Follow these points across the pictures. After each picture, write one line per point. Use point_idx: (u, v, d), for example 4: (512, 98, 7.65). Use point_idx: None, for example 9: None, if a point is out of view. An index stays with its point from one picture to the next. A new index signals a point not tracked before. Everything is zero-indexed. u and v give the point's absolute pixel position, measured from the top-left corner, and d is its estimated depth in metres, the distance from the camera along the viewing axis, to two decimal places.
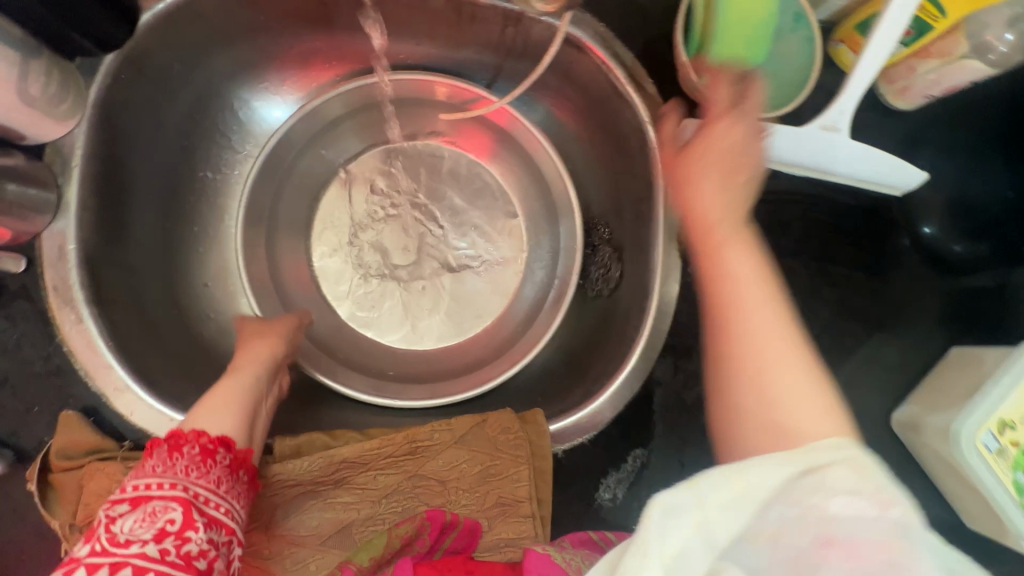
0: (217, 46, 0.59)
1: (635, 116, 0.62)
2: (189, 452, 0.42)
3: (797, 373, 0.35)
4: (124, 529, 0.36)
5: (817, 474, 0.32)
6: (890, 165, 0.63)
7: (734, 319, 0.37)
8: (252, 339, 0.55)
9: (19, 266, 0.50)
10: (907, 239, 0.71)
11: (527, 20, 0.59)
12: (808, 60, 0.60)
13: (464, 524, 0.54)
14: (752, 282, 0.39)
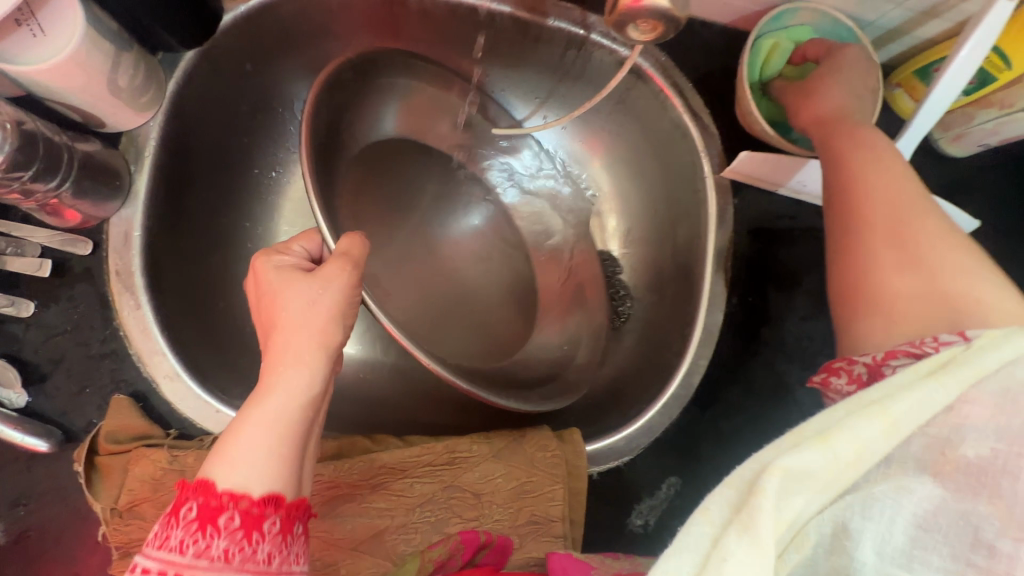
0: (289, 51, 0.60)
1: (690, 145, 0.63)
2: (226, 526, 0.32)
3: (945, 243, 0.39)
4: None
5: (972, 379, 0.31)
6: (940, 209, 0.64)
7: (863, 198, 0.42)
8: (282, 321, 0.40)
9: (85, 249, 0.51)
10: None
11: (589, 44, 0.62)
12: None
13: (497, 541, 0.53)
14: (872, 162, 0.44)
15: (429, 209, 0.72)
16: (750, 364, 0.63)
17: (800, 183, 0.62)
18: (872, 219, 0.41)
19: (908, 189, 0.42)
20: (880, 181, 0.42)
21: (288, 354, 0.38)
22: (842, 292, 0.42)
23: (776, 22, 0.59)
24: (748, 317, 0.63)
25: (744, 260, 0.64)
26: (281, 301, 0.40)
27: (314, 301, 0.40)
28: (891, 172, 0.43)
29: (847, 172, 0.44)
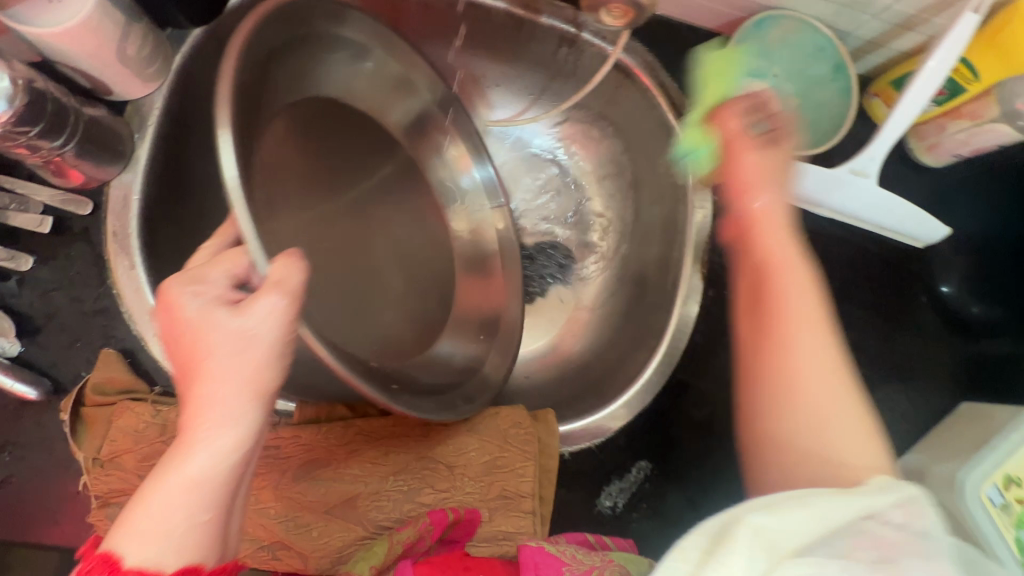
0: None
1: (673, 143, 0.66)
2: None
3: (840, 403, 0.37)
4: None
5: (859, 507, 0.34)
6: (911, 217, 0.66)
7: (776, 360, 0.38)
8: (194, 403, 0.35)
9: (85, 210, 0.53)
10: (926, 296, 0.73)
11: (581, 42, 0.65)
12: (842, 111, 0.65)
13: (464, 516, 0.54)
14: (800, 307, 0.39)
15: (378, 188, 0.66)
16: (723, 357, 0.65)
17: None
18: (792, 349, 0.38)
19: (818, 337, 0.38)
20: (812, 307, 0.39)
21: (209, 411, 0.34)
22: (748, 422, 0.40)
23: (759, 27, 0.63)
24: (722, 309, 0.65)
25: (722, 256, 0.66)
26: (211, 338, 0.35)
27: (261, 323, 0.36)
28: (815, 321, 0.39)
29: (767, 319, 0.39)
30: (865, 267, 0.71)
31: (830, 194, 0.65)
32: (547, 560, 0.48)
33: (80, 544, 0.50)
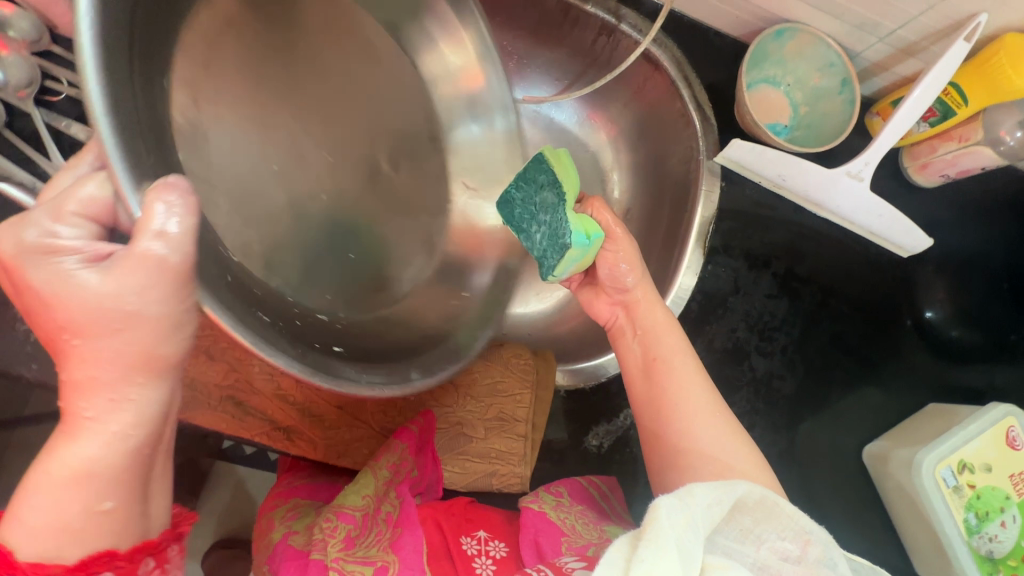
0: None
1: (690, 133, 0.74)
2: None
3: (713, 435, 0.51)
4: None
5: (761, 526, 0.40)
6: (898, 225, 0.71)
7: (666, 395, 0.54)
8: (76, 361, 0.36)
9: None
10: (910, 321, 0.77)
11: (619, 33, 0.73)
12: (845, 120, 0.72)
13: (424, 419, 0.60)
14: (675, 359, 0.56)
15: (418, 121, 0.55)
16: (713, 327, 0.71)
17: (780, 177, 0.71)
18: (675, 392, 0.54)
19: (690, 383, 0.55)
20: (686, 362, 0.56)
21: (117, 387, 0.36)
22: (659, 454, 0.53)
23: (777, 37, 0.71)
24: (718, 285, 0.72)
25: (722, 237, 0.73)
26: (91, 306, 0.35)
27: (144, 294, 0.35)
28: (689, 370, 0.56)
29: (659, 375, 0.56)
30: (856, 268, 0.75)
31: (825, 194, 0.71)
32: (545, 528, 0.51)
33: None
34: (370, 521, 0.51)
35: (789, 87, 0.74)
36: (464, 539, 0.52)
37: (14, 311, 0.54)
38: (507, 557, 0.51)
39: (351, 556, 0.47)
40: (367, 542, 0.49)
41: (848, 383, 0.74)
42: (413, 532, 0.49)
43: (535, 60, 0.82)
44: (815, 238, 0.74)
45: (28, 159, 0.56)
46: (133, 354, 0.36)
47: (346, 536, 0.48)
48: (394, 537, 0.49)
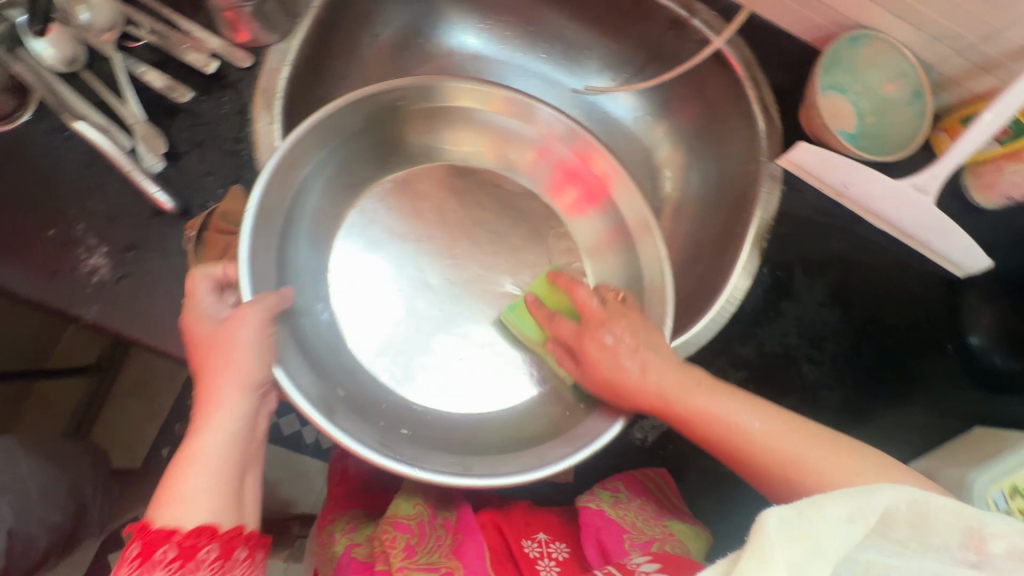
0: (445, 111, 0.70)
1: (753, 134, 0.73)
2: (204, 558, 0.46)
3: (817, 458, 0.48)
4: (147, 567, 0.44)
5: (911, 525, 0.39)
6: (961, 245, 0.69)
7: (739, 446, 0.51)
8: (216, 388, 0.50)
9: (245, 63, 0.59)
10: (952, 346, 0.74)
11: (689, 27, 0.72)
12: (914, 131, 0.71)
13: None
14: (720, 409, 0.52)
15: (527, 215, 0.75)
16: (763, 330, 0.71)
17: (842, 184, 0.70)
18: (738, 445, 0.51)
19: (758, 428, 0.51)
20: (747, 416, 0.51)
21: (218, 409, 0.49)
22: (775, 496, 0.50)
23: (852, 42, 0.70)
24: (771, 290, 0.71)
25: (778, 240, 0.72)
26: (214, 354, 0.50)
27: (244, 349, 0.50)
28: (749, 415, 0.52)
29: (714, 428, 0.52)
30: (907, 285, 0.74)
31: (889, 205, 0.69)
32: (606, 526, 0.57)
33: (172, 351, 0.55)
34: (430, 528, 0.60)
35: (857, 95, 0.72)
36: (524, 541, 0.60)
37: (77, 251, 0.54)
38: (570, 559, 0.59)
39: (414, 563, 0.55)
40: (428, 549, 0.57)
41: (892, 398, 0.72)
42: (473, 538, 0.58)
43: (596, 53, 0.82)
44: (872, 249, 0.73)
45: (106, 104, 0.56)
46: (230, 375, 0.50)
47: (407, 545, 0.56)
48: (456, 544, 0.59)
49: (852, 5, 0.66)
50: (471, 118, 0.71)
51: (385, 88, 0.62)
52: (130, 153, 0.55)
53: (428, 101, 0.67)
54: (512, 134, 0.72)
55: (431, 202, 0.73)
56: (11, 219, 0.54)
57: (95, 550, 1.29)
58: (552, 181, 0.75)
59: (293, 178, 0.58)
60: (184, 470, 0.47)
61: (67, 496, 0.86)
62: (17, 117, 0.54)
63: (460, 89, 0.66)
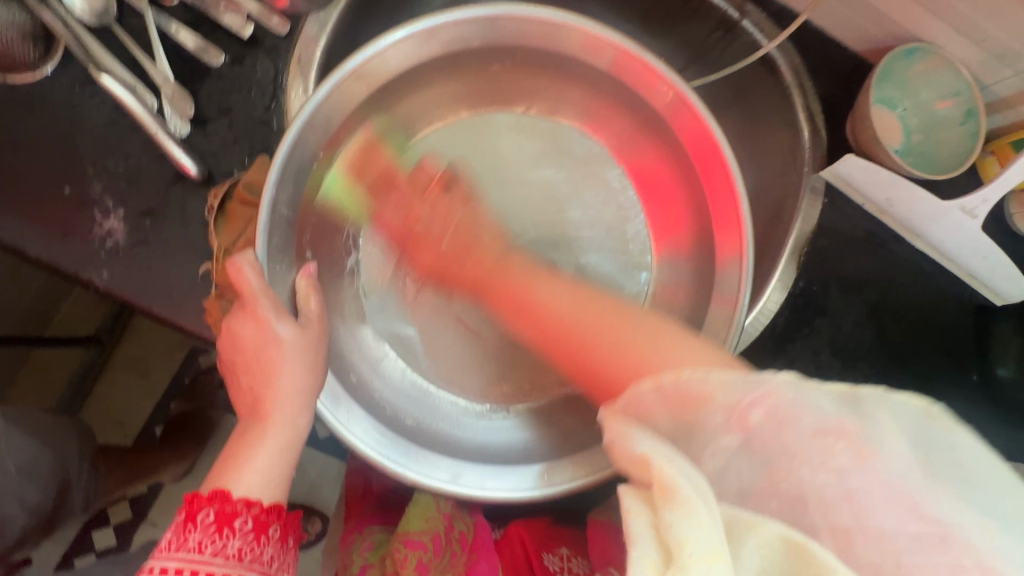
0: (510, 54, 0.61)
1: (797, 143, 0.70)
2: (240, 528, 0.41)
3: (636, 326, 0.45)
4: (208, 549, 0.39)
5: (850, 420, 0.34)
6: (1002, 270, 0.66)
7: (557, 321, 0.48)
8: (264, 383, 0.46)
9: (281, 29, 0.56)
10: (976, 375, 0.71)
11: (739, 29, 0.69)
12: (964, 151, 0.69)
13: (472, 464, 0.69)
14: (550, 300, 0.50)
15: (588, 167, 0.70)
16: (795, 346, 0.69)
17: (887, 202, 0.68)
18: (532, 311, 0.51)
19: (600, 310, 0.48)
20: (555, 293, 0.50)
21: (287, 399, 0.46)
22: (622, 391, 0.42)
23: (907, 56, 0.67)
24: (805, 304, 0.69)
25: (816, 254, 0.70)
26: (280, 351, 0.46)
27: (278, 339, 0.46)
28: (572, 297, 0.49)
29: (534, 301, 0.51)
30: (943, 308, 0.71)
31: (934, 225, 0.66)
32: (613, 540, 0.59)
33: (185, 325, 0.52)
34: (445, 542, 0.60)
35: (905, 111, 0.70)
36: (545, 555, 0.61)
37: (93, 212, 0.52)
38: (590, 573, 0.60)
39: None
40: (443, 566, 0.59)
41: None
42: (488, 560, 0.60)
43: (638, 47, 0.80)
44: (910, 270, 0.71)
45: (134, 62, 0.54)
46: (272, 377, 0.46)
47: (419, 562, 0.58)
48: (470, 564, 0.60)
49: (912, 16, 0.63)
50: (524, 60, 0.62)
51: (410, 27, 0.53)
52: (155, 113, 0.52)
53: (469, 46, 0.58)
54: (582, 81, 0.64)
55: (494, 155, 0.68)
56: (26, 175, 0.51)
57: (80, 527, 1.26)
58: (629, 148, 0.68)
59: (308, 150, 0.53)
60: (244, 454, 0.43)
61: (49, 474, 0.83)
62: (40, 69, 0.52)
63: (504, 27, 0.56)
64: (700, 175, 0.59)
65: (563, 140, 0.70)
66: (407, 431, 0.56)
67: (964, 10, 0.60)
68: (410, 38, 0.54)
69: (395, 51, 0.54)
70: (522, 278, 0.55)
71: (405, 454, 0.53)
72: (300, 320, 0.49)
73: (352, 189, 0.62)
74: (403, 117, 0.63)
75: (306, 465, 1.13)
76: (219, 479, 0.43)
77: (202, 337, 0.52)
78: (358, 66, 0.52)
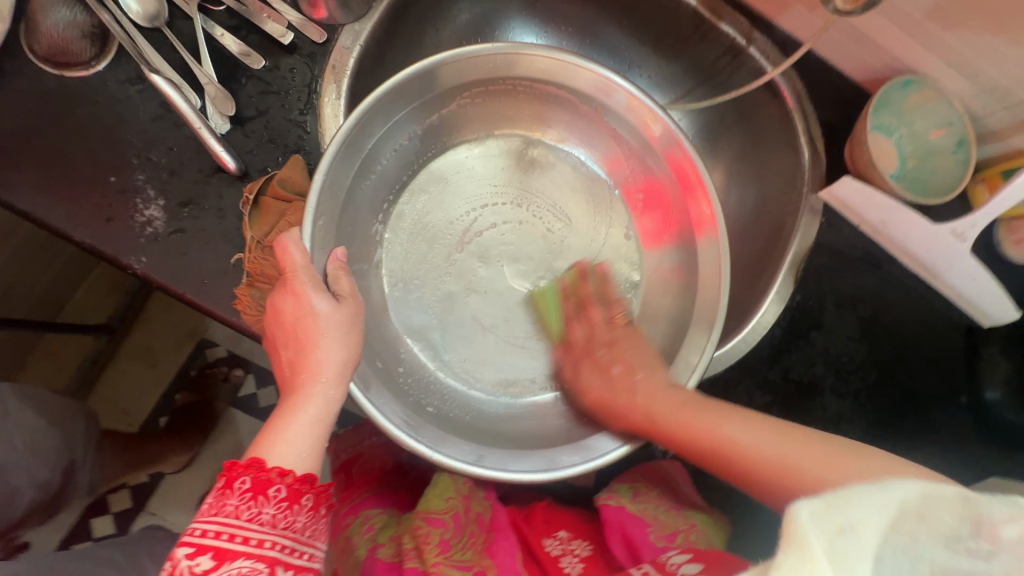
0: (524, 87, 0.65)
1: (798, 164, 0.74)
2: (273, 496, 0.43)
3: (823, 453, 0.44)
4: (244, 515, 0.42)
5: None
6: (991, 293, 0.69)
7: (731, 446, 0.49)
8: (303, 355, 0.49)
9: (318, 37, 0.60)
10: (966, 399, 0.74)
11: (746, 55, 0.73)
12: (956, 178, 0.72)
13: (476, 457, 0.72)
14: (721, 426, 0.51)
15: (583, 193, 0.73)
16: (791, 357, 0.72)
17: (880, 223, 0.71)
18: (713, 444, 0.50)
19: (770, 437, 0.48)
20: (738, 430, 0.50)
21: (326, 371, 0.49)
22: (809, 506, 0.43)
23: (904, 87, 0.71)
24: (801, 317, 0.73)
25: (813, 270, 0.74)
26: (318, 325, 0.49)
27: (317, 311, 0.50)
28: (753, 432, 0.49)
29: (712, 438, 0.51)
30: (933, 328, 0.75)
31: (925, 247, 0.70)
32: (629, 521, 0.62)
33: (216, 310, 0.55)
34: (464, 522, 0.63)
35: (901, 138, 0.73)
36: (547, 540, 0.65)
37: (135, 200, 0.55)
38: (592, 555, 0.63)
39: (449, 558, 0.60)
40: (461, 545, 0.62)
41: (911, 436, 0.73)
42: (504, 537, 0.63)
43: (649, 70, 0.84)
44: (902, 290, 0.74)
45: (181, 62, 0.58)
46: (310, 350, 0.49)
47: (441, 540, 0.60)
48: (488, 542, 0.63)
49: (907, 50, 0.67)
50: (534, 93, 0.66)
51: (438, 60, 0.57)
52: (199, 110, 0.56)
53: (493, 76, 0.62)
54: (589, 116, 0.67)
55: (501, 174, 0.72)
56: (74, 163, 0.55)
57: (79, 513, 1.28)
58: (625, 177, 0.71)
59: (352, 157, 0.57)
60: (284, 422, 0.46)
61: (58, 453, 0.85)
62: (93, 65, 0.55)
63: (527, 62, 0.60)
64: (685, 203, 0.63)
65: (562, 159, 0.73)
66: (428, 420, 0.59)
67: (955, 45, 0.64)
68: (443, 66, 0.58)
69: (435, 76, 0.59)
70: (703, 413, 0.53)
71: (428, 440, 0.55)
72: (335, 296, 0.52)
73: (556, 305, 0.67)
74: (569, 300, 0.67)
75: None
76: (259, 448, 0.45)
77: (231, 322, 0.55)
78: (392, 90, 0.56)
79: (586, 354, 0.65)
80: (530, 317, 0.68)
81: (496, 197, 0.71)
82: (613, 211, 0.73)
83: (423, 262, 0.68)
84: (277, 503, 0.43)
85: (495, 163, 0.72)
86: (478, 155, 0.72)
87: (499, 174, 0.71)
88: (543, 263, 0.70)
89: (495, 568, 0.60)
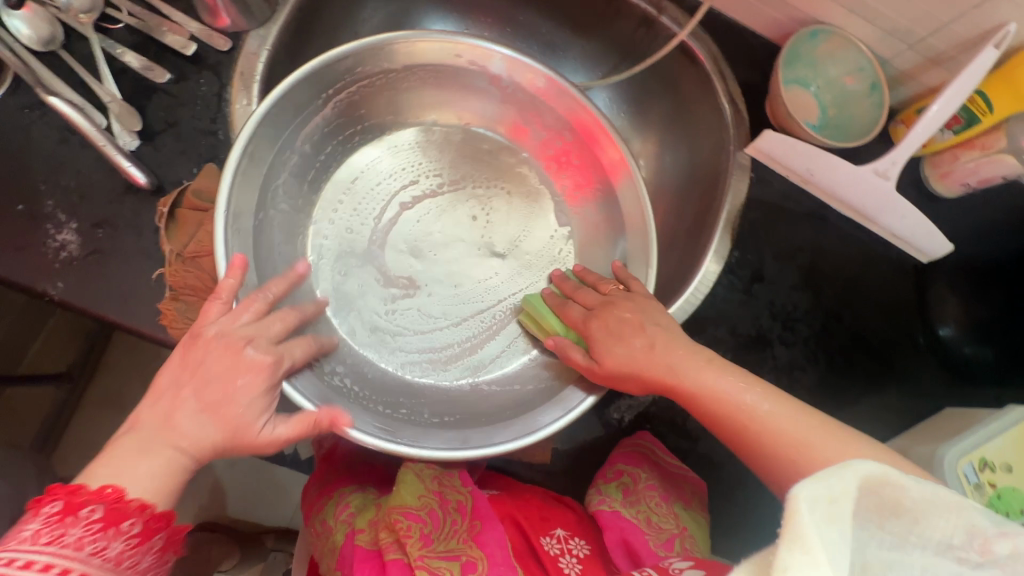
0: (406, 75, 0.65)
1: (723, 125, 0.76)
2: (126, 530, 0.42)
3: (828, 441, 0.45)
4: (85, 549, 0.39)
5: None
6: (922, 227, 0.70)
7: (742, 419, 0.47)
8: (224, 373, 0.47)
9: (223, 45, 0.60)
10: (921, 338, 0.75)
11: (658, 24, 0.75)
12: (873, 121, 0.74)
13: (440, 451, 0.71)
14: (747, 392, 0.48)
15: (501, 170, 0.74)
16: (737, 314, 0.73)
17: (808, 171, 0.72)
18: (715, 408, 0.49)
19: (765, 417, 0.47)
20: (753, 397, 0.48)
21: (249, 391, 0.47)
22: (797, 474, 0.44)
23: (812, 38, 0.73)
24: (744, 272, 0.74)
25: (750, 225, 0.75)
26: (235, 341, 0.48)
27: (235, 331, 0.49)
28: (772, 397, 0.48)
29: (723, 405, 0.48)
30: (875, 268, 0.76)
31: (857, 191, 0.71)
32: (627, 526, 0.65)
33: (140, 328, 0.54)
34: (443, 514, 0.61)
35: (819, 89, 0.75)
36: (544, 539, 0.65)
37: (46, 225, 0.54)
38: (590, 555, 0.65)
39: (434, 550, 0.58)
40: (444, 535, 0.60)
41: (868, 378, 0.74)
42: (492, 529, 0.62)
43: (574, 51, 0.86)
44: (839, 236, 0.76)
45: (83, 84, 0.57)
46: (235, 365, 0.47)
47: (422, 534, 0.58)
48: (475, 532, 0.62)
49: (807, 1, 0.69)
50: (426, 78, 0.67)
51: (322, 59, 0.57)
52: (104, 129, 0.55)
53: (376, 69, 0.63)
54: (484, 92, 0.68)
55: (412, 162, 0.72)
56: None
57: None
58: (541, 147, 0.72)
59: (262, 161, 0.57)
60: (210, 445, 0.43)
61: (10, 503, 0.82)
62: None
63: (403, 47, 0.61)
64: (598, 155, 0.65)
65: (473, 142, 0.73)
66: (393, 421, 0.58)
67: None
68: (326, 65, 0.58)
69: (328, 70, 0.59)
70: (695, 366, 0.51)
71: (403, 438, 0.54)
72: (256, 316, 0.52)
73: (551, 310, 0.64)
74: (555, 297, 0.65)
75: (288, 486, 1.14)
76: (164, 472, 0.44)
77: (158, 338, 0.54)
78: (285, 92, 0.56)
79: (592, 311, 0.58)
80: (467, 300, 0.69)
81: (413, 187, 0.71)
82: (533, 181, 0.74)
83: (356, 263, 0.68)
84: (125, 541, 0.42)
85: (410, 152, 0.72)
86: (383, 150, 0.72)
87: (410, 163, 0.72)
88: (471, 248, 0.70)
89: (484, 559, 0.59)
